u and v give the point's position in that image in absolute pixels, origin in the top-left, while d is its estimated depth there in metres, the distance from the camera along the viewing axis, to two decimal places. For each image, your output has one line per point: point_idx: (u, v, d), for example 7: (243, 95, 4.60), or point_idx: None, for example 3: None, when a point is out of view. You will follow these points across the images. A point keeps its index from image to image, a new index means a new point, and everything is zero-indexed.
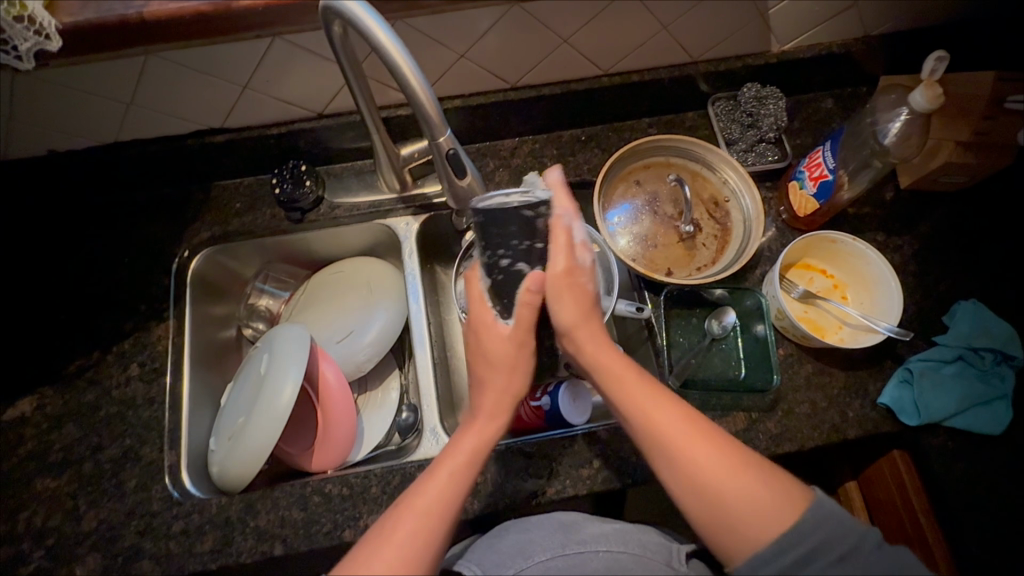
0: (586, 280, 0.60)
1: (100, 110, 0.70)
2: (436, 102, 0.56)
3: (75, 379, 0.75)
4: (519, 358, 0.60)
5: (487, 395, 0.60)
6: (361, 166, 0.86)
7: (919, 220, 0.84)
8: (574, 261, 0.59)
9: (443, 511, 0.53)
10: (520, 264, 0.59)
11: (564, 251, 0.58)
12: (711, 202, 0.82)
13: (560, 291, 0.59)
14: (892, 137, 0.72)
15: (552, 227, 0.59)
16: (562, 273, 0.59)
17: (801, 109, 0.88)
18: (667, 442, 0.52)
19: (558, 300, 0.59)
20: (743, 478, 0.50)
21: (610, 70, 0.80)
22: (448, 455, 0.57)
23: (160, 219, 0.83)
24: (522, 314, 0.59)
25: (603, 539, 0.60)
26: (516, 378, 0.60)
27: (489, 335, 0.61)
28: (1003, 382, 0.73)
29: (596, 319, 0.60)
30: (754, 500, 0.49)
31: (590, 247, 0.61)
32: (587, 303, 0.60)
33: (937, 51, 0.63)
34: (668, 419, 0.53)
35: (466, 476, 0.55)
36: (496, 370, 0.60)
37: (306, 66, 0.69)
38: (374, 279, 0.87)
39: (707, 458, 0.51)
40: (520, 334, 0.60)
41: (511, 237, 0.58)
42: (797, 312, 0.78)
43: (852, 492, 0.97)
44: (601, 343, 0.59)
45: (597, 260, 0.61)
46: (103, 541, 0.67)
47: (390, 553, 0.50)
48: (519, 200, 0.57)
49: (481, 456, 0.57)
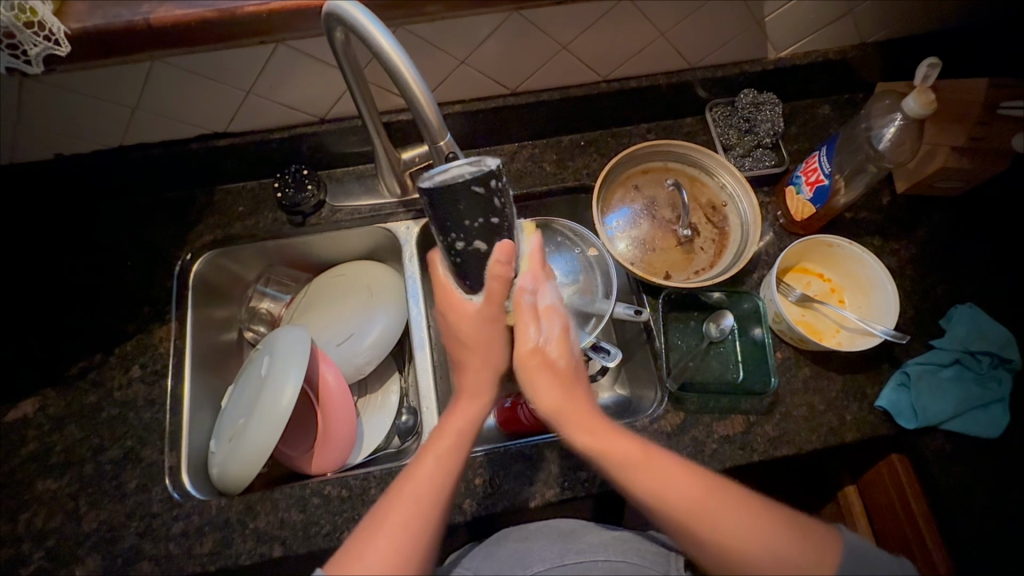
0: (557, 353, 0.60)
1: (106, 114, 0.71)
2: (436, 106, 0.56)
3: (77, 380, 0.76)
4: (495, 334, 0.60)
5: (466, 373, 0.61)
6: (362, 171, 0.86)
7: (915, 225, 0.84)
8: (542, 336, 0.60)
9: (435, 496, 0.54)
10: (477, 244, 0.53)
11: (530, 328, 0.59)
12: (709, 207, 0.83)
13: (532, 372, 0.59)
14: (887, 142, 0.73)
15: (515, 300, 0.59)
16: (530, 347, 0.59)
17: (798, 115, 0.89)
18: (671, 503, 0.52)
19: (533, 382, 0.58)
20: (748, 520, 0.51)
21: (609, 75, 0.81)
22: (434, 442, 0.57)
23: (164, 222, 0.83)
24: (493, 288, 0.57)
25: (602, 548, 0.60)
26: (495, 355, 0.61)
27: (457, 314, 0.60)
28: (1001, 385, 0.73)
29: (576, 390, 0.59)
30: (763, 541, 0.50)
31: (558, 311, 0.61)
32: (563, 377, 0.59)
33: (930, 58, 0.64)
34: (667, 476, 0.53)
35: (453, 463, 0.56)
36: (472, 352, 0.60)
37: (309, 71, 0.70)
38: (375, 283, 0.87)
39: (713, 508, 0.51)
40: (490, 308, 0.58)
41: (462, 217, 0.50)
42: (795, 315, 0.79)
43: (851, 495, 0.96)
44: (585, 415, 0.57)
45: (567, 326, 0.61)
46: (103, 542, 0.67)
47: (382, 541, 0.50)
48: (470, 173, 0.50)
49: (467, 437, 0.58)
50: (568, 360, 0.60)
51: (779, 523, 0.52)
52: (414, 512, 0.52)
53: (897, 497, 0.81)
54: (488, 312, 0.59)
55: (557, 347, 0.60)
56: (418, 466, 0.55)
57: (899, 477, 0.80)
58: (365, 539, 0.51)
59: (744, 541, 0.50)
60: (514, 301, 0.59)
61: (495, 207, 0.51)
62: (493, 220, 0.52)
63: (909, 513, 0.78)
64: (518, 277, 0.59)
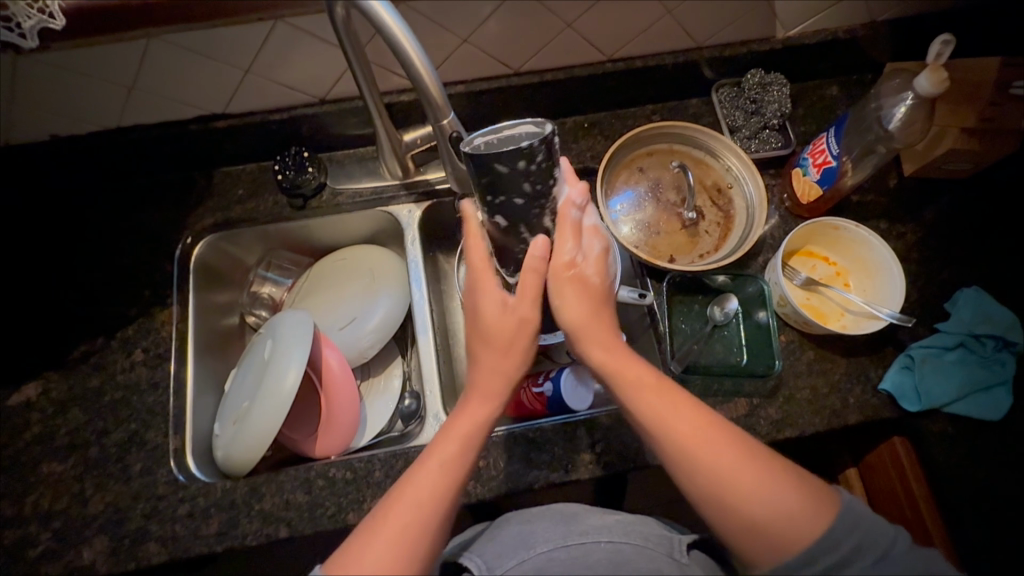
0: (592, 271, 0.59)
1: (103, 94, 0.70)
2: (440, 84, 0.56)
3: (80, 364, 0.75)
4: (519, 334, 0.58)
5: (480, 373, 0.59)
6: (363, 153, 0.85)
7: (921, 208, 0.84)
8: (579, 253, 0.58)
9: (435, 499, 0.52)
10: (499, 218, 0.56)
11: (569, 242, 0.58)
12: (714, 189, 0.82)
13: (563, 284, 0.58)
14: (897, 122, 0.71)
15: (559, 213, 0.57)
16: (565, 263, 0.58)
17: (805, 96, 0.88)
18: (673, 436, 0.52)
19: (562, 296, 0.58)
20: (747, 464, 0.50)
21: (615, 55, 0.80)
22: (439, 444, 0.56)
23: (164, 205, 0.83)
24: (527, 281, 0.57)
25: (605, 531, 0.59)
26: (513, 353, 0.58)
27: (487, 306, 0.59)
28: (1004, 368, 0.73)
29: (602, 314, 0.59)
30: (762, 485, 0.49)
31: (598, 233, 0.60)
32: (591, 296, 0.59)
33: (943, 34, 0.62)
34: (671, 410, 0.53)
35: (458, 466, 0.55)
36: (489, 347, 0.59)
37: (308, 49, 0.69)
38: (377, 267, 0.87)
39: (714, 451, 0.51)
40: (523, 305, 0.58)
41: (494, 190, 0.53)
42: (799, 299, 0.78)
43: (853, 478, 0.97)
44: (607, 335, 0.58)
45: (607, 247, 0.60)
46: (110, 523, 0.68)
47: (383, 542, 0.50)
48: (510, 141, 0.52)
49: (472, 440, 0.56)
50: (601, 279, 0.60)
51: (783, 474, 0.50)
52: (412, 517, 0.51)
53: (898, 482, 0.82)
54: (514, 306, 0.58)
55: (594, 267, 0.59)
56: (427, 458, 0.55)
57: (900, 460, 0.81)
58: (365, 538, 0.50)
59: (743, 481, 0.49)
60: (557, 214, 0.58)
61: (544, 171, 0.53)
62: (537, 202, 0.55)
63: (909, 496, 0.79)
64: (565, 189, 0.57)
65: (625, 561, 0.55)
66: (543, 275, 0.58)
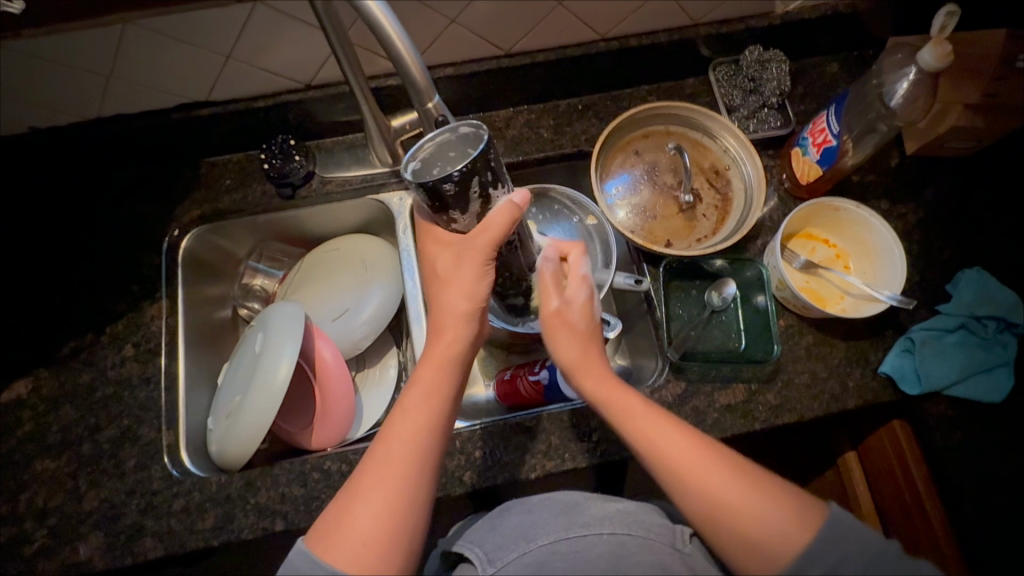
0: (578, 317, 0.60)
1: (80, 83, 0.68)
2: (423, 65, 0.54)
3: (69, 360, 0.75)
4: (471, 267, 0.57)
5: (445, 317, 0.59)
6: (352, 140, 0.83)
7: (924, 188, 0.82)
8: (565, 301, 0.60)
9: (410, 457, 0.52)
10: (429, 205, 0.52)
11: (552, 295, 0.60)
12: (711, 171, 0.80)
13: (554, 330, 0.60)
14: (899, 99, 0.69)
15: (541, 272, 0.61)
16: (554, 312, 0.60)
17: (805, 74, 0.85)
18: (682, 472, 0.50)
19: (554, 340, 0.60)
20: (751, 491, 0.49)
21: (608, 34, 0.78)
22: (406, 399, 0.55)
23: (149, 196, 0.81)
24: (492, 218, 0.54)
25: (607, 522, 0.58)
26: (470, 286, 0.58)
27: (439, 245, 0.59)
28: (1005, 350, 0.72)
29: (594, 350, 0.60)
30: (769, 517, 0.47)
31: (586, 283, 0.61)
32: (582, 339, 0.60)
33: (948, 5, 0.60)
34: (688, 453, 0.51)
35: (436, 422, 0.54)
36: (445, 284, 0.59)
37: (290, 32, 0.66)
38: (369, 256, 0.85)
39: (723, 486, 0.49)
40: (478, 239, 0.55)
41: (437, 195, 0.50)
42: (799, 282, 0.77)
43: (851, 461, 0.96)
44: (599, 371, 0.59)
45: (593, 295, 0.61)
46: (105, 519, 0.67)
47: (367, 509, 0.49)
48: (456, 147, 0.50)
49: (441, 395, 0.56)
50: (589, 322, 0.61)
51: (784, 499, 0.49)
52: (388, 484, 0.50)
53: (896, 463, 0.81)
54: (470, 239, 0.56)
55: (581, 315, 0.60)
56: (400, 412, 0.54)
57: (899, 444, 0.79)
58: (344, 511, 0.49)
59: (749, 510, 0.48)
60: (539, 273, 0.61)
61: (454, 203, 0.51)
62: (450, 220, 0.54)
63: (909, 482, 0.78)
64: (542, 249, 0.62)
65: (627, 556, 0.54)
66: (509, 221, 0.54)
